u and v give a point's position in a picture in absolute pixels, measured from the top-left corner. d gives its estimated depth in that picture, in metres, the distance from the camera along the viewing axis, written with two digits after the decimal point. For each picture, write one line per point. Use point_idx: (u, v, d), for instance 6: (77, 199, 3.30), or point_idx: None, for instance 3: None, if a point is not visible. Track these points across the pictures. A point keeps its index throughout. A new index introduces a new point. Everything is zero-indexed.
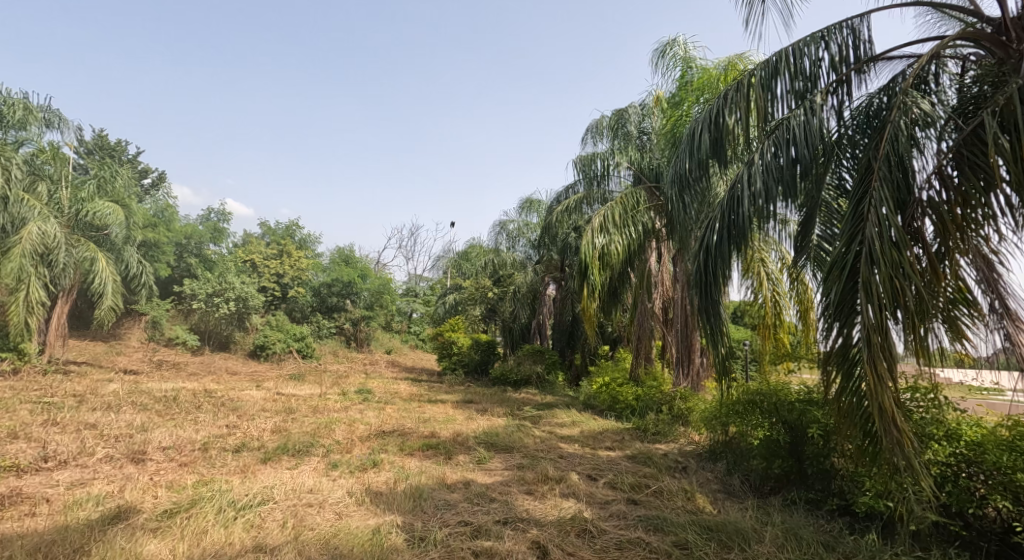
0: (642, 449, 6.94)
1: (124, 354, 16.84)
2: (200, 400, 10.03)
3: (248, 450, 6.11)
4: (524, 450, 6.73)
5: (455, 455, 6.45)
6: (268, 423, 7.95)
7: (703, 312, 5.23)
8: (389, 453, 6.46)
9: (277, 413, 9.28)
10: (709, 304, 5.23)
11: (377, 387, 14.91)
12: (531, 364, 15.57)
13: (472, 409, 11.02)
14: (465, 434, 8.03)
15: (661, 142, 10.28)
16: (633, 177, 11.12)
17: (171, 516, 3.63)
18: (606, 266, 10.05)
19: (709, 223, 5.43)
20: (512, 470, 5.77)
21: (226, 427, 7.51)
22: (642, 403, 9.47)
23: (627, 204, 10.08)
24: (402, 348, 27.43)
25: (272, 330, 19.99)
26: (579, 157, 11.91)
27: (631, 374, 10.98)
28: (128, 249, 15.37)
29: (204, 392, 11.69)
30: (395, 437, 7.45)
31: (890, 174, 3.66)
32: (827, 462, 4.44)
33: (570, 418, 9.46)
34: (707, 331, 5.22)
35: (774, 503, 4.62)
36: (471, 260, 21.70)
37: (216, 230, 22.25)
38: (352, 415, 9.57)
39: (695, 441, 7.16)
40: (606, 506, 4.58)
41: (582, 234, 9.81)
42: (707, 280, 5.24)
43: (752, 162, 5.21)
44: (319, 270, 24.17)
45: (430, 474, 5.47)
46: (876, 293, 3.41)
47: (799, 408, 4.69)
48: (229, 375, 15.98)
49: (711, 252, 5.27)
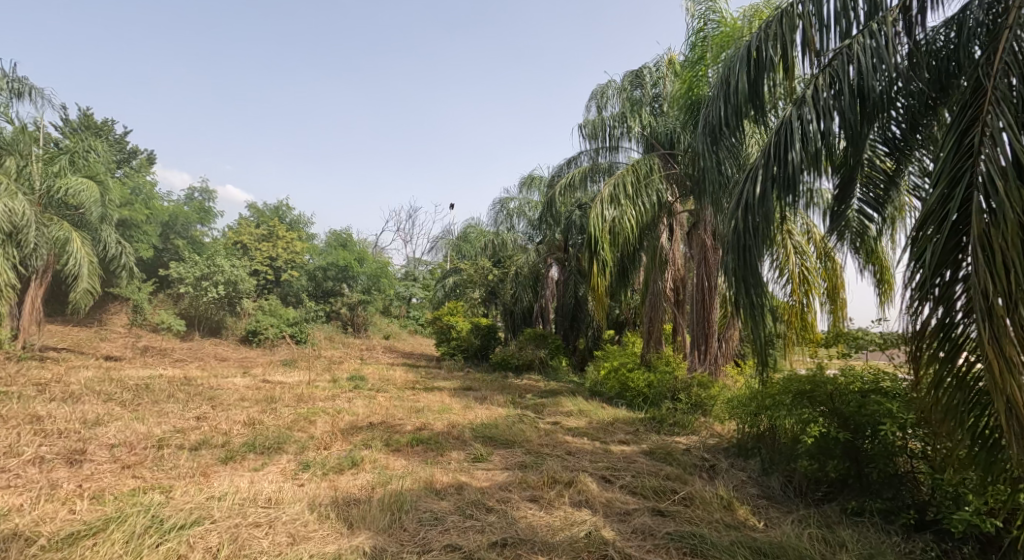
0: (660, 444, 6.13)
1: (108, 339, 16.07)
2: (175, 389, 9.23)
3: (209, 447, 5.33)
4: (527, 446, 5.93)
5: (448, 451, 5.66)
6: (242, 415, 7.16)
7: (743, 284, 4.29)
8: (374, 450, 5.67)
9: (256, 402, 8.48)
10: (746, 273, 4.31)
11: (372, 373, 14.15)
12: (534, 349, 14.82)
13: (470, 397, 10.26)
14: (462, 426, 7.23)
15: (678, 106, 9.31)
16: (644, 145, 10.19)
17: (72, 545, 2.88)
18: (618, 241, 9.17)
19: (747, 177, 4.45)
20: (514, 470, 4.98)
21: (193, 419, 6.72)
22: (655, 390, 8.67)
23: (639, 173, 9.21)
24: (400, 333, 26.71)
25: (263, 315, 19.22)
26: (585, 124, 10.90)
27: (642, 358, 10.12)
28: (106, 228, 14.61)
29: (184, 380, 10.92)
30: (383, 430, 6.65)
31: (1007, 100, 2.85)
32: (894, 466, 3.70)
33: (577, 407, 8.68)
34: (747, 305, 4.29)
35: (832, 516, 3.83)
36: (470, 241, 20.83)
37: (203, 210, 21.44)
38: (339, 404, 8.79)
39: (718, 434, 6.34)
40: (627, 520, 3.78)
41: (591, 205, 8.93)
42: (744, 244, 4.31)
43: (803, 101, 4.23)
44: (313, 252, 23.35)
45: (416, 476, 4.67)
46: (998, 250, 2.57)
47: (856, 401, 3.87)
48: (218, 362, 15.23)
49: (750, 209, 4.30)
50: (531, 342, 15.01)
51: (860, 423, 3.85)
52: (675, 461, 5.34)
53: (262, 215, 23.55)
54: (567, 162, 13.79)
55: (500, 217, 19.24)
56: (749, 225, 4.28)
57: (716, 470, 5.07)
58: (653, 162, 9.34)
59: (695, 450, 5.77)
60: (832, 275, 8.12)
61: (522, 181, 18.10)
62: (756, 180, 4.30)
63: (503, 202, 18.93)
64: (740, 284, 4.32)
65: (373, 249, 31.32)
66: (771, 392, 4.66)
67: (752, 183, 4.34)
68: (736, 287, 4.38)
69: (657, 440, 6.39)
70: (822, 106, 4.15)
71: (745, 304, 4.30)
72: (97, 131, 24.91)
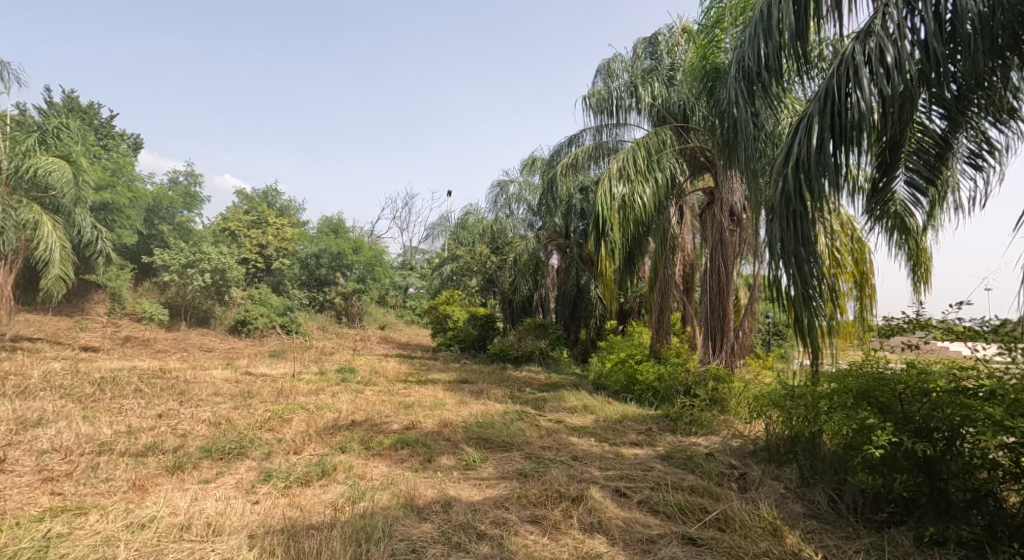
0: (678, 447, 5.37)
1: (88, 329, 15.35)
2: (144, 383, 8.48)
3: (158, 451, 4.61)
4: (526, 449, 5.21)
5: (437, 457, 4.94)
6: (210, 412, 6.42)
7: (791, 256, 3.55)
8: (353, 454, 4.95)
9: (231, 398, 7.75)
10: (796, 245, 3.54)
11: (362, 365, 13.42)
12: (534, 340, 14.09)
13: (465, 390, 9.55)
14: (455, 425, 6.51)
15: (692, 77, 8.50)
16: (654, 119, 9.38)
17: None
18: (628, 222, 8.34)
19: (796, 128, 3.66)
20: (511, 480, 4.27)
21: (153, 418, 5.98)
22: (666, 384, 7.96)
23: (651, 146, 8.39)
24: (397, 323, 25.98)
25: (252, 305, 18.49)
26: (590, 95, 9.97)
27: (651, 350, 9.39)
28: (81, 211, 13.66)
29: (159, 372, 10.17)
30: (365, 431, 5.91)
31: None
32: (974, 479, 3.08)
33: (581, 402, 7.98)
34: (798, 282, 3.53)
35: (903, 545, 3.17)
36: (467, 228, 20.03)
37: (189, 195, 20.61)
38: (322, 400, 8.05)
39: (742, 435, 5.61)
40: (652, 552, 3.13)
41: (599, 181, 8.13)
42: (793, 209, 3.55)
43: (870, 32, 3.43)
44: (305, 240, 22.54)
45: (395, 488, 3.95)
46: None
47: (931, 400, 3.21)
48: (202, 353, 14.51)
49: (800, 165, 3.53)
50: (530, 332, 14.28)
51: (932, 427, 3.21)
52: (699, 469, 4.60)
53: (250, 201, 22.70)
54: (568, 141, 13.05)
55: (498, 199, 18.30)
56: (801, 185, 3.52)
57: (749, 481, 4.33)
58: (666, 135, 8.49)
59: (720, 455, 5.01)
60: (861, 263, 7.37)
61: (523, 163, 17.31)
62: (811, 131, 3.51)
63: (503, 184, 18.03)
64: (786, 258, 3.57)
65: (368, 237, 30.48)
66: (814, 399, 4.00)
67: (805, 135, 3.56)
68: (782, 262, 3.62)
69: (674, 441, 5.65)
70: (896, 36, 3.36)
71: (794, 282, 3.55)
72: (81, 114, 23.99)
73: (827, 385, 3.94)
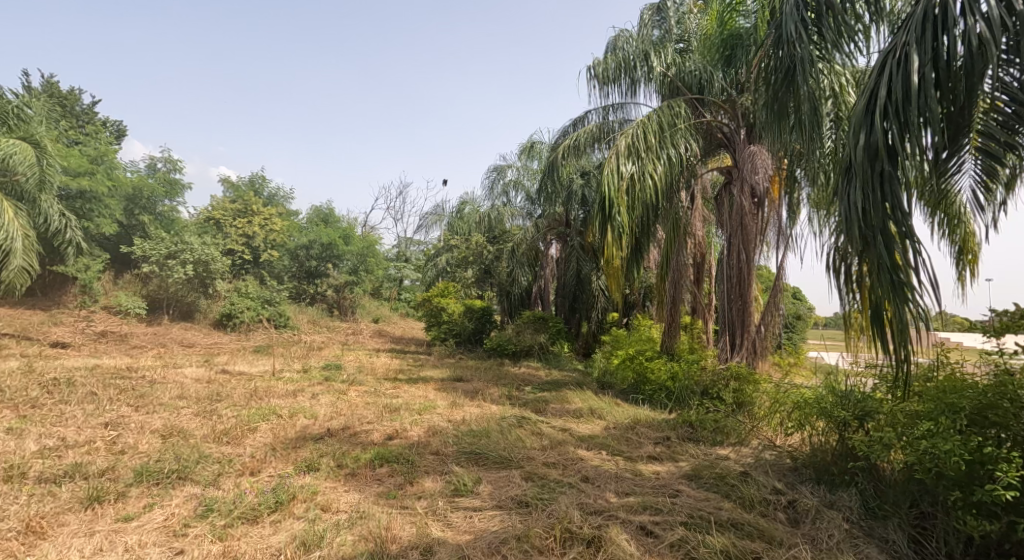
0: (704, 463, 4.58)
1: (61, 323, 14.51)
2: (101, 384, 7.63)
3: (82, 475, 3.79)
4: (526, 466, 4.44)
5: (419, 477, 4.17)
6: (163, 421, 5.59)
7: (880, 231, 2.73)
8: (320, 475, 4.15)
9: (195, 401, 6.94)
10: (884, 220, 2.73)
11: (350, 361, 12.61)
12: (533, 334, 13.32)
13: (459, 390, 8.77)
14: (445, 433, 5.70)
15: (708, 42, 7.63)
16: (665, 92, 8.46)
17: None
18: (638, 204, 7.35)
19: (887, 63, 2.82)
20: (508, 511, 3.51)
21: (94, 429, 5.15)
22: (680, 384, 7.19)
23: (665, 118, 7.46)
24: (391, 316, 25.21)
25: (238, 298, 17.68)
26: (594, 64, 8.90)
27: (662, 346, 8.53)
28: (47, 197, 12.76)
29: (125, 371, 9.33)
30: (340, 443, 5.10)
31: None
32: None
33: (587, 404, 7.22)
34: (889, 266, 2.71)
35: None
36: (463, 217, 19.18)
37: (170, 182, 19.63)
38: (298, 403, 7.23)
39: (776, 446, 4.83)
40: None
41: (605, 159, 7.19)
42: (879, 169, 2.75)
43: None
44: (294, 230, 21.63)
45: (365, 527, 3.20)
46: None
47: None
48: (181, 349, 13.68)
49: (894, 111, 2.70)
50: (529, 325, 13.51)
51: None
52: (737, 494, 3.82)
53: (236, 189, 21.74)
54: (572, 122, 12.23)
55: (495, 185, 17.40)
56: (892, 137, 2.71)
57: (800, 511, 3.54)
58: (681, 107, 7.58)
59: (757, 473, 4.21)
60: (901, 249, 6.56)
61: (521, 148, 16.45)
62: (908, 66, 2.68)
63: (500, 169, 17.14)
64: (869, 235, 2.77)
65: (361, 227, 29.56)
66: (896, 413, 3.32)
67: (897, 73, 2.73)
68: (861, 240, 2.84)
69: (698, 455, 4.87)
70: None
71: (877, 265, 2.76)
72: (59, 98, 22.91)
73: (915, 399, 3.25)
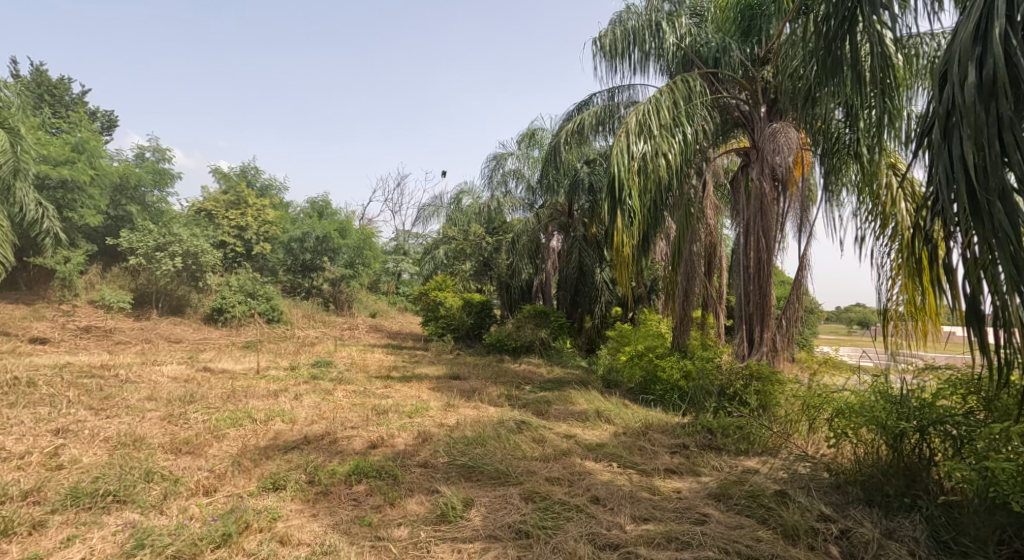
0: (731, 478, 4.00)
1: (42, 318, 13.92)
2: (66, 383, 7.03)
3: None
4: (526, 483, 3.86)
5: (401, 497, 3.59)
6: (119, 428, 5.00)
7: (999, 196, 2.15)
8: (285, 495, 3.57)
9: (165, 403, 6.35)
10: (1006, 180, 2.16)
11: (342, 357, 12.01)
12: (534, 329, 12.73)
13: (455, 389, 8.19)
14: (436, 441, 5.11)
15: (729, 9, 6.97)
16: (678, 66, 7.79)
17: None
18: (650, 188, 6.71)
19: None
20: (502, 548, 2.94)
21: (37, 439, 4.57)
22: (695, 384, 6.58)
23: (679, 93, 6.83)
24: (388, 311, 24.59)
25: (228, 291, 17.08)
26: (600, 37, 8.16)
27: (673, 343, 7.84)
28: (22, 186, 12.14)
29: (98, 368, 8.74)
30: (315, 453, 4.51)
31: None
32: None
33: (593, 406, 6.63)
34: (1010, 240, 2.14)
35: None
36: (461, 208, 18.53)
37: (159, 172, 19.03)
38: (278, 404, 6.64)
39: (810, 460, 4.22)
40: None
41: (614, 139, 6.54)
42: (997, 114, 2.16)
43: None
44: (288, 222, 21.01)
45: None
46: None
47: None
48: (166, 344, 13.09)
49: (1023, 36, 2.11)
50: (530, 320, 12.89)
51: None
52: (775, 520, 3.24)
53: (228, 179, 21.08)
54: (576, 105, 11.56)
55: (495, 175, 16.76)
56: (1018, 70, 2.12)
57: (857, 545, 2.96)
58: (696, 83, 6.96)
59: (797, 492, 3.62)
60: None
61: (522, 135, 15.86)
62: None
63: (499, 157, 16.47)
64: (982, 201, 2.19)
65: (359, 220, 28.87)
66: (994, 433, 2.72)
67: None
68: (970, 209, 2.25)
69: (723, 469, 4.28)
70: None
71: (994, 238, 2.19)
72: (45, 86, 22.23)
73: None
